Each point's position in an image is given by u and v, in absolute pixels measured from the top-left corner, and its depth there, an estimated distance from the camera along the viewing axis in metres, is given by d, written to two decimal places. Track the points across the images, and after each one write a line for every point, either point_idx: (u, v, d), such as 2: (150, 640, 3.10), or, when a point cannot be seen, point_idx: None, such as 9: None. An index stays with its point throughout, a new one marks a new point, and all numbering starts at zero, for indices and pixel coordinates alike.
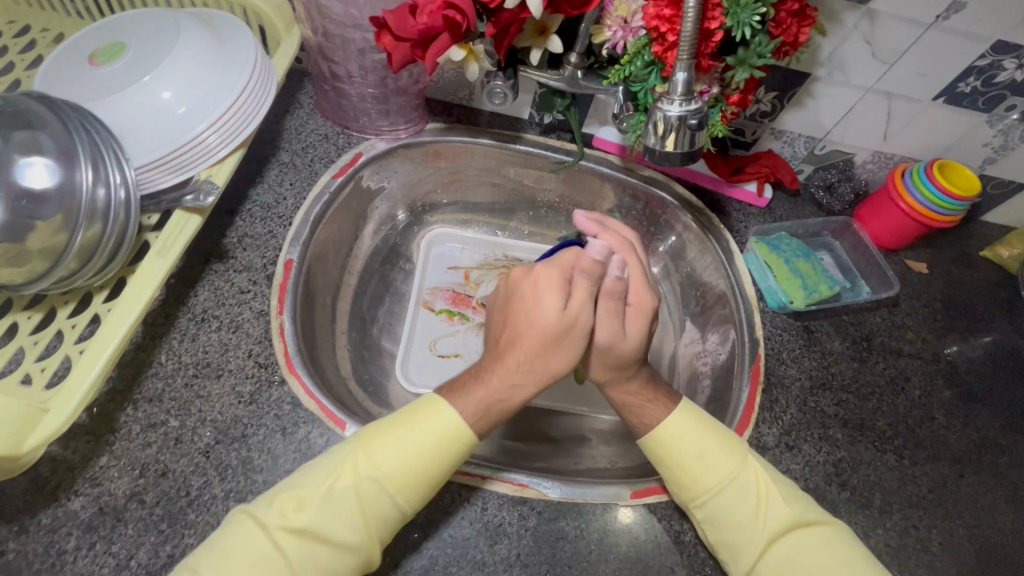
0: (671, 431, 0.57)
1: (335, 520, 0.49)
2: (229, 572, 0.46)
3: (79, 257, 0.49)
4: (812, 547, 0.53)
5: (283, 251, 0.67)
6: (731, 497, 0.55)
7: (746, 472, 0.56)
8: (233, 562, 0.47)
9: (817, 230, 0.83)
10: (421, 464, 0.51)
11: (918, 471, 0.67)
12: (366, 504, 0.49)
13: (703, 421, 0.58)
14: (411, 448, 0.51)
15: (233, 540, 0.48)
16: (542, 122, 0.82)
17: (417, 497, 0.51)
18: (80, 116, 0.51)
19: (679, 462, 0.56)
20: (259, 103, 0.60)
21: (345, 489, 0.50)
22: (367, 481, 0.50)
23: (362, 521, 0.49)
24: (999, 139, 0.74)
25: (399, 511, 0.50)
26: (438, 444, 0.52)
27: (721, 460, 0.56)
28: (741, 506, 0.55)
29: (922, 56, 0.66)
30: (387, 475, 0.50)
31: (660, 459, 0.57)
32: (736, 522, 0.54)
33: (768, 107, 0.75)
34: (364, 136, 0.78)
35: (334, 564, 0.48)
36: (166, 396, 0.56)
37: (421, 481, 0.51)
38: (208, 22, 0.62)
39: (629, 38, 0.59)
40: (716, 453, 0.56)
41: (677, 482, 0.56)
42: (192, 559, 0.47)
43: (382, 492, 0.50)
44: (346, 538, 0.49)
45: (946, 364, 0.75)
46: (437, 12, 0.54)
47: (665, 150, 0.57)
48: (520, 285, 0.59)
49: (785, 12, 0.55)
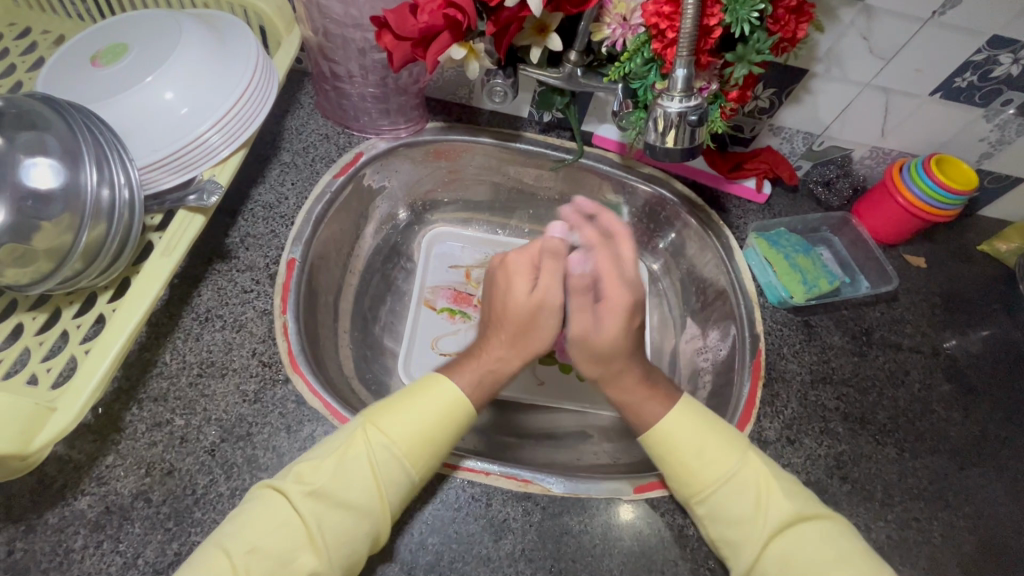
0: (670, 428, 0.58)
1: (351, 489, 0.50)
2: (254, 544, 0.47)
3: (84, 256, 0.50)
4: (815, 543, 0.53)
5: (285, 250, 0.67)
6: (728, 493, 0.55)
7: (745, 468, 0.56)
8: (256, 534, 0.48)
9: (816, 225, 0.84)
10: (428, 430, 0.54)
11: (918, 464, 0.67)
12: (380, 473, 0.51)
13: (702, 419, 0.59)
14: (419, 417, 0.54)
15: (257, 514, 0.49)
16: (542, 120, 0.82)
17: (426, 467, 0.53)
18: (84, 116, 0.51)
19: (679, 459, 0.57)
20: (261, 103, 0.60)
21: (358, 458, 0.51)
22: (379, 449, 0.52)
23: (377, 490, 0.50)
24: (996, 134, 0.75)
25: (409, 482, 0.52)
26: (443, 411, 0.55)
27: (720, 453, 0.57)
28: (739, 502, 0.55)
29: (919, 52, 0.67)
30: (398, 443, 0.52)
31: (662, 457, 0.58)
32: (733, 518, 0.54)
33: (766, 103, 0.76)
34: (364, 135, 0.78)
35: (353, 536, 0.49)
36: (171, 396, 0.56)
37: (429, 449, 0.53)
38: (209, 22, 0.63)
39: (628, 36, 0.59)
40: (714, 449, 0.57)
41: (678, 479, 0.57)
42: (220, 539, 0.48)
43: (394, 460, 0.52)
44: (362, 509, 0.50)
45: (945, 358, 0.75)
46: (438, 10, 0.55)
47: (665, 147, 0.57)
48: (497, 273, 0.66)
49: (783, 9, 0.55)
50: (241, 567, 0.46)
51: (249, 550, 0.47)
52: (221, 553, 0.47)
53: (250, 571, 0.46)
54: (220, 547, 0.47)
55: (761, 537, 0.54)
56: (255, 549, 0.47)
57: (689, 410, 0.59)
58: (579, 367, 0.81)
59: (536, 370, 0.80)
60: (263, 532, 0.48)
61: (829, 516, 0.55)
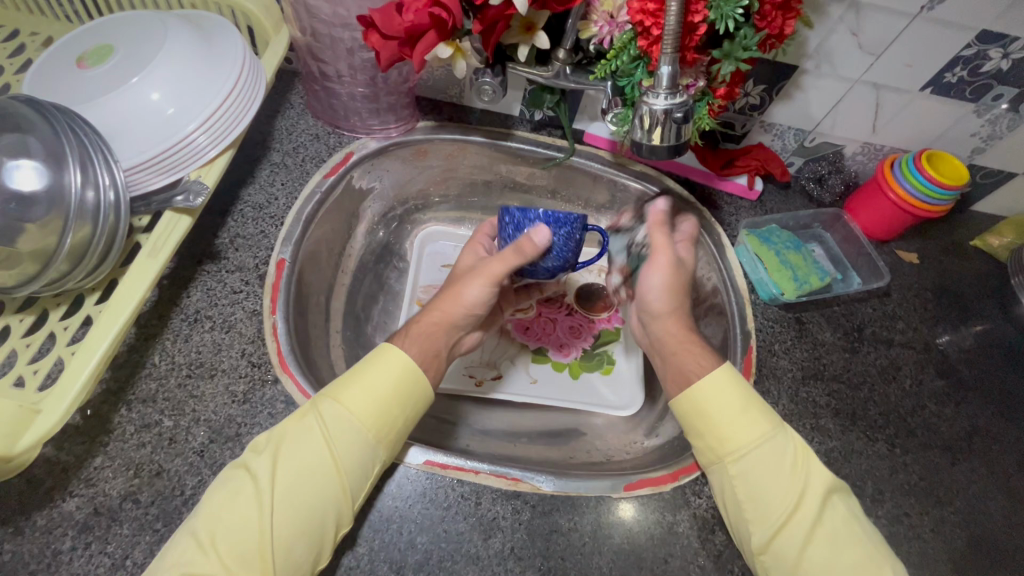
0: (715, 389, 0.59)
1: (305, 455, 0.50)
2: (216, 516, 0.48)
3: (69, 258, 0.49)
4: (840, 516, 0.55)
5: (275, 251, 0.67)
6: (764, 456, 0.56)
7: (782, 437, 0.58)
8: (219, 509, 0.49)
9: (808, 222, 0.84)
10: (377, 397, 0.53)
11: (909, 459, 0.67)
12: (333, 436, 0.51)
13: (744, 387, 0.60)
14: (367, 381, 0.54)
15: (222, 489, 0.50)
16: (533, 119, 0.83)
17: (383, 428, 0.53)
18: (68, 117, 0.51)
19: (720, 418, 0.58)
20: (247, 103, 0.60)
21: (309, 424, 0.52)
22: (329, 415, 0.53)
23: (330, 454, 0.51)
24: (987, 129, 0.74)
25: (365, 448, 0.52)
26: (391, 373, 0.55)
27: (759, 419, 0.58)
28: (774, 465, 0.56)
29: (908, 47, 0.66)
30: (347, 407, 0.53)
31: (700, 416, 0.59)
32: (767, 480, 0.55)
33: (756, 100, 0.76)
34: (355, 135, 0.78)
35: (313, 503, 0.49)
36: (160, 397, 0.57)
37: (383, 411, 0.53)
38: (196, 23, 0.62)
39: (615, 34, 0.59)
40: (754, 413, 0.58)
41: (716, 438, 0.58)
42: (190, 521, 0.49)
43: (346, 421, 0.52)
44: (319, 475, 0.50)
45: (938, 353, 0.75)
46: (423, 9, 0.55)
47: (652, 144, 0.57)
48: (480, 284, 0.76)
49: (770, 5, 0.55)
50: (208, 543, 0.47)
51: (213, 523, 0.48)
52: (190, 535, 0.48)
53: (217, 546, 0.47)
54: (190, 528, 0.48)
55: (793, 503, 0.55)
56: (218, 521, 0.48)
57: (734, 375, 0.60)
58: (573, 365, 0.81)
59: (529, 368, 0.80)
60: (227, 505, 0.49)
61: (846, 493, 0.57)
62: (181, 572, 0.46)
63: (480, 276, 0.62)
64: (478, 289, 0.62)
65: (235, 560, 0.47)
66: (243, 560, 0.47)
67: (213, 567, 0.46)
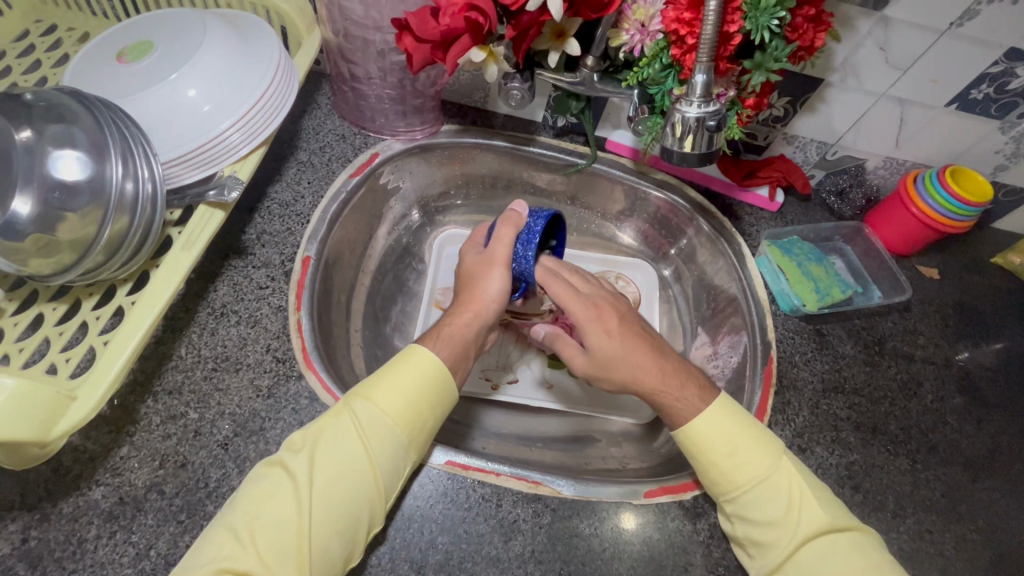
0: (708, 427, 0.58)
1: (341, 455, 0.51)
2: (254, 517, 0.48)
3: (106, 249, 0.50)
4: (844, 552, 0.53)
5: (301, 248, 0.67)
6: (762, 493, 0.56)
7: (780, 471, 0.57)
8: (257, 505, 0.49)
9: (829, 235, 0.84)
10: (412, 396, 0.54)
11: (930, 475, 0.67)
12: (368, 435, 0.52)
13: (738, 421, 0.59)
14: (399, 382, 0.55)
15: (259, 486, 0.50)
16: (555, 125, 0.83)
17: (415, 428, 0.54)
18: (111, 111, 0.52)
19: (713, 457, 0.57)
20: (281, 102, 0.61)
21: (345, 423, 0.52)
22: (364, 414, 0.53)
23: (365, 455, 0.51)
24: (1012, 146, 0.74)
25: (399, 444, 0.52)
26: (423, 372, 0.55)
27: (755, 455, 0.57)
28: (773, 502, 0.55)
29: (936, 63, 0.67)
30: (382, 407, 0.53)
31: (694, 453, 0.58)
32: (765, 519, 0.55)
33: (781, 111, 0.76)
34: (380, 136, 0.79)
35: (349, 504, 0.49)
36: (185, 388, 0.57)
37: (414, 412, 0.54)
38: (233, 22, 0.63)
39: (646, 42, 0.60)
40: (749, 450, 0.57)
41: (710, 476, 0.57)
42: (225, 517, 0.49)
43: (380, 421, 0.52)
44: (355, 475, 0.50)
45: (958, 369, 0.75)
46: (459, 14, 0.55)
47: (682, 151, 0.57)
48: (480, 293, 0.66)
49: (801, 17, 0.56)
50: (247, 538, 0.47)
51: (251, 523, 0.48)
52: (227, 530, 0.48)
53: (256, 543, 0.47)
54: (227, 523, 0.48)
55: (795, 540, 0.54)
56: (256, 521, 0.48)
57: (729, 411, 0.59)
58: None
59: (546, 373, 0.80)
60: (263, 504, 0.49)
61: (858, 527, 0.55)
62: (218, 566, 0.45)
63: (497, 265, 0.64)
64: (499, 279, 0.63)
65: (273, 557, 0.46)
66: (281, 557, 0.47)
67: (252, 564, 0.46)
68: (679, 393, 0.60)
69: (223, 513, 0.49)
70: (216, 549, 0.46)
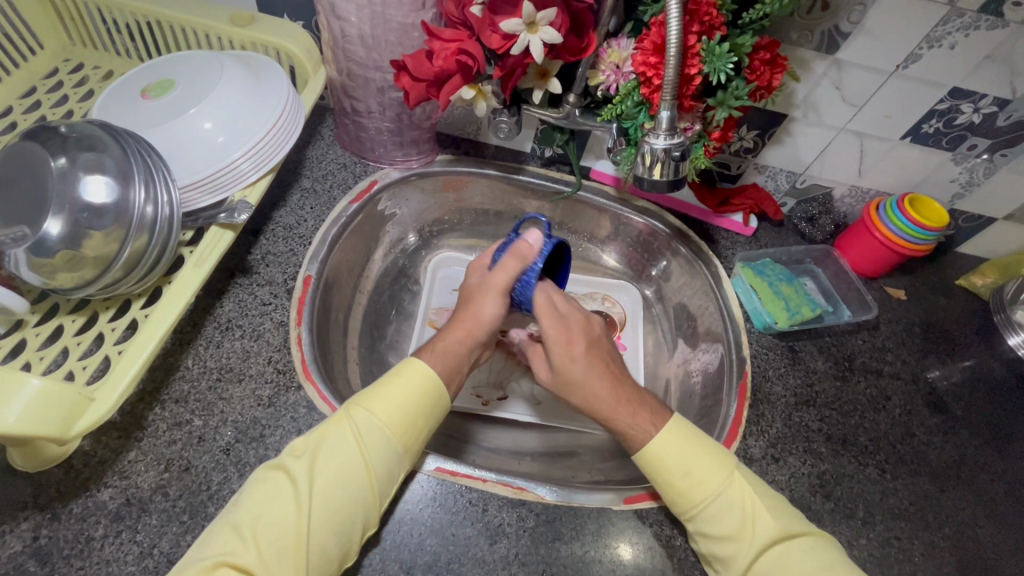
0: (660, 448, 0.61)
1: (340, 461, 0.54)
2: (256, 518, 0.51)
3: (125, 266, 0.55)
4: (800, 556, 0.56)
5: (302, 268, 0.72)
6: (718, 509, 0.58)
7: (731, 487, 0.60)
8: (259, 506, 0.52)
9: (800, 257, 0.89)
10: (407, 405, 0.58)
11: (899, 485, 0.70)
12: (364, 441, 0.55)
13: (688, 440, 0.62)
14: (395, 394, 0.58)
15: (261, 487, 0.53)
16: (543, 155, 0.90)
17: (409, 437, 0.57)
18: (136, 141, 0.57)
19: (671, 478, 0.60)
20: (288, 133, 0.67)
21: (344, 431, 0.56)
22: (362, 422, 0.56)
23: (362, 459, 0.54)
24: (965, 176, 0.81)
25: (393, 451, 0.56)
26: (417, 385, 0.59)
27: (711, 469, 0.60)
28: (726, 517, 0.58)
29: (886, 101, 0.73)
30: (379, 416, 0.57)
31: (653, 475, 0.61)
32: (724, 533, 0.57)
33: (750, 143, 0.82)
34: (379, 165, 0.85)
35: (347, 506, 0.52)
36: (191, 398, 0.61)
37: (409, 422, 0.58)
38: (246, 62, 0.70)
39: (620, 81, 0.67)
40: (700, 466, 0.60)
41: (671, 494, 0.60)
42: (229, 516, 0.52)
43: (377, 429, 0.56)
44: (353, 479, 0.53)
45: (926, 385, 0.79)
46: (451, 56, 0.61)
47: (652, 179, 0.63)
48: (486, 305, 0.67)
49: (758, 61, 0.62)
50: (248, 535, 0.50)
51: (255, 523, 0.51)
52: (230, 528, 0.50)
53: (260, 541, 0.50)
54: (231, 521, 0.51)
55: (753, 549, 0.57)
56: (258, 521, 0.51)
57: (679, 433, 0.62)
58: None
59: (534, 389, 0.84)
60: (265, 505, 0.52)
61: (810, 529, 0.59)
62: (222, 560, 0.48)
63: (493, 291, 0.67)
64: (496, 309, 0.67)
65: (272, 555, 0.49)
66: (280, 554, 0.49)
67: (253, 560, 0.49)
68: (638, 413, 0.64)
69: (226, 512, 0.52)
70: (222, 546, 0.49)
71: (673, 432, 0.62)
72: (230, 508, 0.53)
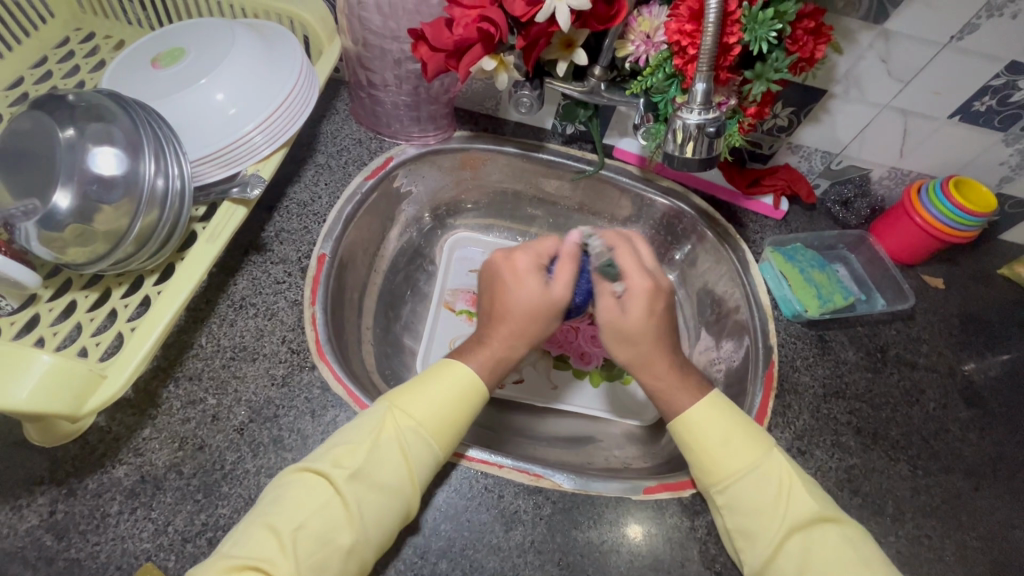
0: (700, 418, 0.59)
1: (386, 471, 0.52)
2: (298, 524, 0.49)
3: (137, 241, 0.54)
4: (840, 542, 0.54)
5: (317, 246, 0.70)
6: (753, 483, 0.56)
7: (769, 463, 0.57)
8: (301, 515, 0.49)
9: (832, 243, 0.85)
10: (454, 415, 0.56)
11: (931, 482, 0.67)
12: (411, 453, 0.54)
13: (727, 412, 0.60)
14: (441, 401, 0.56)
15: (301, 495, 0.50)
16: (564, 132, 0.86)
17: (450, 446, 0.56)
18: (146, 112, 0.55)
19: (703, 449, 0.58)
20: (302, 107, 0.64)
21: (391, 442, 0.53)
22: (411, 434, 0.54)
23: (410, 471, 0.53)
24: (1016, 158, 0.75)
25: (437, 460, 0.55)
26: (464, 394, 0.58)
27: (744, 447, 0.58)
28: (762, 492, 0.56)
29: (937, 76, 0.68)
30: (428, 427, 0.55)
31: (686, 446, 0.60)
32: (758, 509, 0.55)
33: (785, 122, 0.78)
34: (395, 141, 0.82)
35: (389, 517, 0.51)
36: (205, 375, 0.60)
37: (454, 430, 0.56)
38: (258, 31, 0.67)
39: (650, 52, 0.63)
40: (740, 441, 0.58)
41: (700, 465, 0.58)
42: (266, 519, 0.49)
43: (425, 443, 0.54)
44: (398, 490, 0.52)
45: (962, 378, 0.75)
46: (472, 25, 0.58)
47: (683, 157, 0.59)
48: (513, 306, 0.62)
49: (801, 29, 0.58)
50: (287, 544, 0.48)
51: (295, 530, 0.49)
52: (268, 532, 0.48)
53: (297, 549, 0.48)
54: (268, 527, 0.49)
55: (777, 535, 0.54)
56: (299, 527, 0.49)
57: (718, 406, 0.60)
58: (594, 373, 0.82)
59: (551, 374, 0.82)
60: (306, 513, 0.50)
61: (845, 519, 0.56)
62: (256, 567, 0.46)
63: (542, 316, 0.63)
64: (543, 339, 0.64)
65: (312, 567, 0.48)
66: (323, 564, 0.48)
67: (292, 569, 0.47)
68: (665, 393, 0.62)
69: (260, 513, 0.50)
70: (259, 549, 0.47)
71: (714, 404, 0.60)
72: (263, 506, 0.51)
